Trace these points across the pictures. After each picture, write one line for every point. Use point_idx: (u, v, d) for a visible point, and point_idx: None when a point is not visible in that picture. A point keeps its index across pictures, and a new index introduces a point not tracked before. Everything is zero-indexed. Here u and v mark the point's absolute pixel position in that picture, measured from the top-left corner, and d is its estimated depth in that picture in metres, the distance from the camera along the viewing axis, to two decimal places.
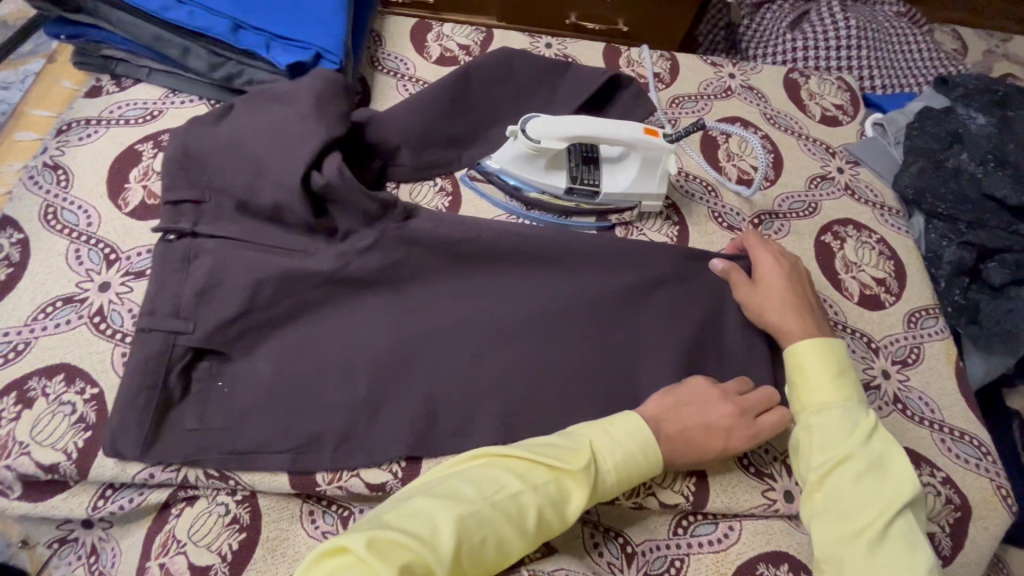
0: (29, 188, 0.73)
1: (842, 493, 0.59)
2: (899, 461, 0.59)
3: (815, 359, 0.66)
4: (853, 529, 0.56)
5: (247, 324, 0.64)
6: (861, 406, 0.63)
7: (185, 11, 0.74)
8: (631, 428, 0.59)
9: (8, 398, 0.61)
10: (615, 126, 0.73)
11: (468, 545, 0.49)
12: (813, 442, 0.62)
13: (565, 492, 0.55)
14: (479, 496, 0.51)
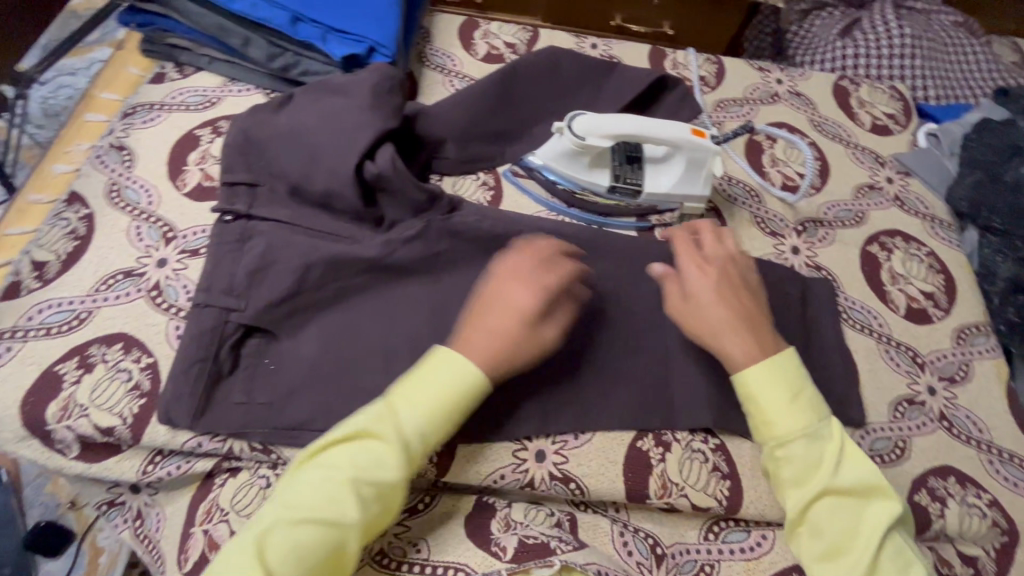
0: (95, 167, 0.77)
1: (829, 524, 0.56)
2: (868, 471, 0.58)
3: (763, 382, 0.60)
4: (845, 563, 0.55)
5: (296, 305, 0.67)
6: (820, 425, 0.59)
7: (249, 3, 0.77)
8: (434, 371, 0.57)
9: (70, 362, 0.64)
10: (662, 125, 0.73)
11: (319, 540, 0.51)
12: (787, 476, 0.58)
13: (388, 455, 0.54)
14: (319, 490, 0.53)
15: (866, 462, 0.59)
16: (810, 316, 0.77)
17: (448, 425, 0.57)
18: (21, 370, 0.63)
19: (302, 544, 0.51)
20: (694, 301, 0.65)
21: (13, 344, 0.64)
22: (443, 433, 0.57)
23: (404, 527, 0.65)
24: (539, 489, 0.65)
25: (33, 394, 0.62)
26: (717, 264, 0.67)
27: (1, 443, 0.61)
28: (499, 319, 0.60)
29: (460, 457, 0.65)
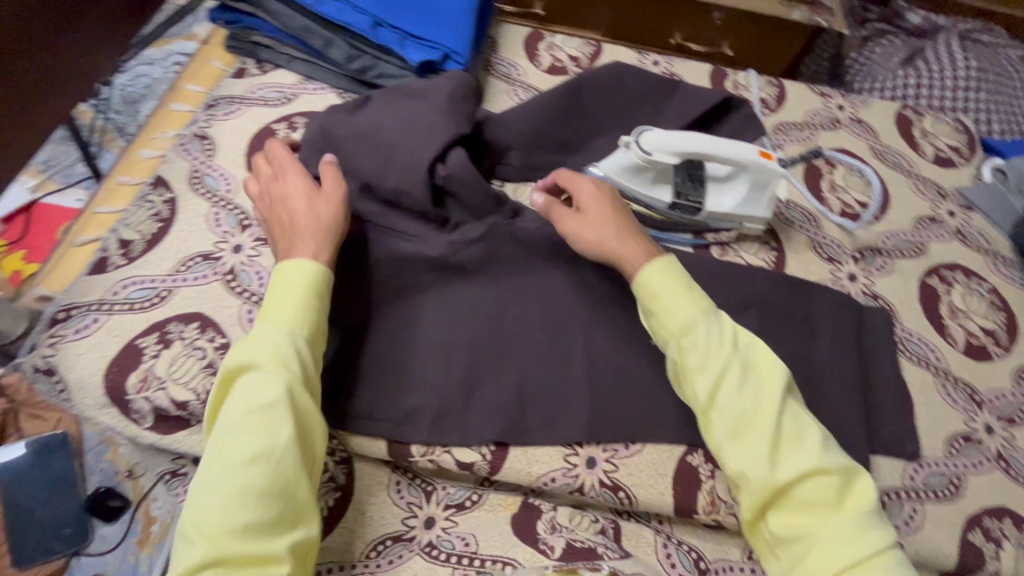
0: (179, 154, 0.81)
1: (734, 404, 0.58)
2: (757, 346, 0.62)
3: (664, 279, 0.63)
4: (753, 437, 0.57)
5: (364, 298, 0.70)
6: (715, 315, 0.62)
7: (334, 7, 0.81)
8: (287, 281, 0.61)
9: (150, 337, 0.67)
10: (729, 145, 0.74)
11: (265, 474, 0.52)
12: (691, 363, 0.60)
13: (286, 361, 0.56)
14: (231, 438, 0.53)
15: (758, 344, 0.63)
16: (864, 344, 0.77)
17: (320, 318, 0.61)
18: (105, 341, 0.67)
19: (248, 487, 0.51)
20: (586, 220, 0.68)
21: (99, 316, 0.68)
22: (317, 328, 0.61)
23: (452, 521, 0.68)
24: (587, 495, 0.66)
25: (116, 364, 0.66)
26: (593, 197, 0.69)
27: (83, 409, 0.65)
28: (308, 211, 0.65)
29: (514, 457, 0.66)
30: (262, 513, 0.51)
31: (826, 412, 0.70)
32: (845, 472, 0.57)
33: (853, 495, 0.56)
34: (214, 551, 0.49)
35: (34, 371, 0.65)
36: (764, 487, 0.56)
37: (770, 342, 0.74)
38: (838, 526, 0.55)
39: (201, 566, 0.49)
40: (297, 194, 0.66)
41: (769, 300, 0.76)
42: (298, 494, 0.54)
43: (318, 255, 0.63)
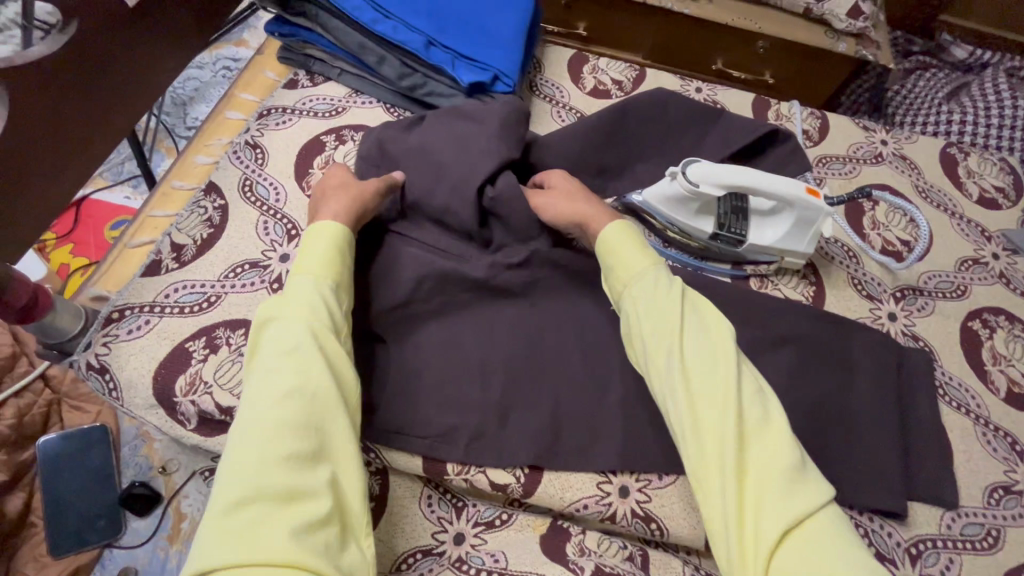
0: (231, 161, 0.83)
1: (665, 347, 0.57)
2: (703, 304, 0.61)
3: (625, 241, 0.65)
4: (701, 386, 0.55)
5: (407, 314, 0.71)
6: (669, 273, 0.63)
7: (390, 25, 0.83)
8: (317, 239, 0.64)
9: (199, 341, 0.69)
10: (776, 181, 0.74)
11: (301, 412, 0.52)
12: (634, 310, 0.61)
13: (316, 306, 0.58)
14: (267, 381, 0.53)
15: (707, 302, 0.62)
16: (903, 386, 0.76)
17: (346, 273, 0.64)
18: (156, 343, 0.69)
19: (287, 423, 0.51)
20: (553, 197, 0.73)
21: (150, 318, 0.70)
22: (343, 282, 0.63)
23: (481, 539, 0.68)
24: (618, 524, 0.67)
25: (165, 366, 0.67)
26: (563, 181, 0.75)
27: (131, 408, 0.67)
28: (341, 186, 0.71)
29: (548, 480, 0.67)
30: (299, 445, 0.50)
31: (862, 454, 0.70)
32: (768, 427, 0.53)
33: (769, 449, 0.52)
34: (259, 489, 0.47)
35: (86, 368, 0.67)
36: (687, 434, 0.54)
37: (807, 379, 0.73)
38: (762, 480, 0.51)
39: (246, 504, 0.47)
40: (339, 178, 0.73)
41: (808, 336, 0.76)
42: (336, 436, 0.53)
43: (343, 220, 0.67)
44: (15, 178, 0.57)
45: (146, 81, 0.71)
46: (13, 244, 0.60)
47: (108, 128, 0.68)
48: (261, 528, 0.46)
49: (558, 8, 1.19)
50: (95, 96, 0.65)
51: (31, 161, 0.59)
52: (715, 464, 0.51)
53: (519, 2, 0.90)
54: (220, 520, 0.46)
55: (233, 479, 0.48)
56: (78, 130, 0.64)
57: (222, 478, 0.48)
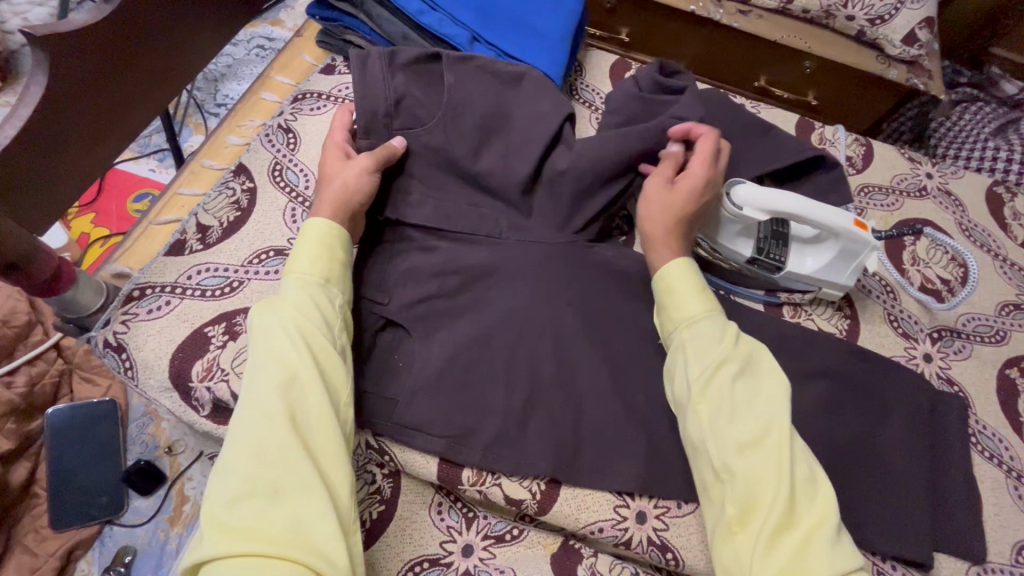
0: (263, 144, 0.81)
1: (720, 391, 0.56)
2: (757, 353, 0.61)
3: (679, 276, 0.64)
4: (751, 436, 0.54)
5: (432, 314, 0.69)
6: (722, 316, 0.63)
7: (436, 17, 0.83)
8: (307, 235, 0.63)
9: (218, 326, 0.68)
10: (824, 210, 0.71)
11: (291, 409, 0.51)
12: (685, 348, 0.60)
13: (304, 305, 0.57)
14: (256, 380, 0.53)
15: (759, 347, 0.62)
16: (935, 432, 0.73)
17: (339, 268, 0.63)
18: (175, 325, 0.67)
19: (278, 420, 0.50)
20: (675, 200, 0.68)
21: (171, 299, 0.69)
22: (336, 276, 0.62)
23: (490, 553, 0.66)
24: (633, 550, 0.65)
25: (182, 350, 0.66)
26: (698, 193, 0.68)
27: (145, 389, 0.66)
28: (331, 172, 0.68)
29: (564, 500, 0.65)
30: (283, 441, 0.49)
31: (888, 499, 0.68)
32: (816, 485, 0.53)
33: (820, 507, 0.52)
34: (252, 486, 0.47)
35: (104, 346, 0.66)
36: (738, 479, 0.53)
37: (837, 416, 0.71)
38: (814, 537, 0.50)
39: (242, 500, 0.47)
40: (332, 158, 0.70)
41: (840, 371, 0.74)
42: (327, 432, 0.52)
43: (334, 217, 0.65)
44: (50, 148, 0.56)
45: (186, 58, 0.70)
46: (40, 215, 0.59)
47: (145, 103, 0.67)
48: (257, 523, 0.46)
49: (600, 11, 1.17)
50: (135, 69, 0.63)
51: (65, 131, 0.57)
52: (756, 512, 0.52)
53: (569, 2, 0.87)
54: (217, 515, 0.46)
55: (229, 475, 0.48)
56: (115, 103, 0.62)
57: (217, 477, 0.48)
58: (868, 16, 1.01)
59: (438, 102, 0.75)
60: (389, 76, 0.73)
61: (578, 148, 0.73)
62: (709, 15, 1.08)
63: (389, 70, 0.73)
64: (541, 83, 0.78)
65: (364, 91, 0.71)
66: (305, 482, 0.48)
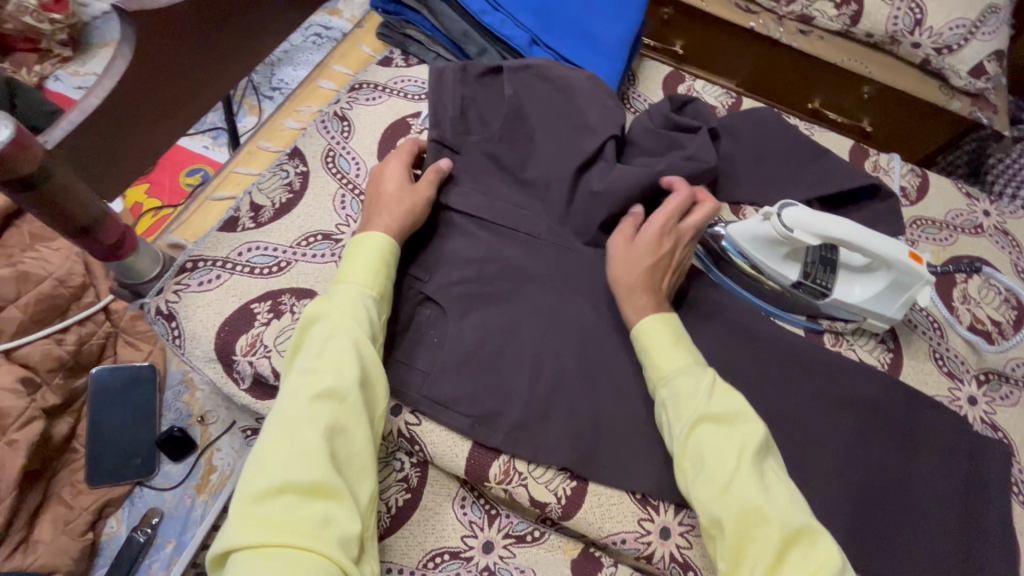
0: (318, 130, 0.83)
1: (698, 452, 0.57)
2: (735, 405, 0.58)
3: (657, 331, 0.64)
4: (733, 491, 0.54)
5: (471, 309, 0.70)
6: (703, 368, 0.62)
7: (498, 17, 0.84)
8: (364, 246, 0.63)
9: (264, 304, 0.69)
10: (877, 241, 0.68)
11: (333, 416, 0.52)
12: (667, 410, 0.61)
13: (358, 315, 0.59)
14: (304, 382, 0.54)
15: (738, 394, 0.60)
16: (975, 478, 0.71)
17: (390, 284, 0.64)
18: (223, 299, 0.69)
19: (319, 425, 0.51)
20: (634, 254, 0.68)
21: (221, 274, 0.71)
22: (386, 293, 0.63)
23: (510, 552, 0.67)
24: (654, 564, 0.64)
25: (229, 323, 0.68)
26: (660, 240, 0.69)
27: (191, 359, 0.68)
28: (396, 198, 0.68)
29: (589, 507, 0.65)
30: (325, 444, 0.50)
31: (917, 541, 0.67)
32: (809, 536, 0.52)
33: (814, 559, 0.51)
34: (286, 484, 0.48)
35: (155, 313, 0.68)
36: (724, 537, 0.54)
37: (870, 451, 0.70)
38: None
39: (275, 495, 0.48)
40: (392, 180, 0.70)
41: (879, 404, 0.72)
42: (362, 446, 0.53)
43: (389, 239, 0.65)
44: (127, 120, 0.59)
45: (254, 39, 0.72)
46: (112, 182, 0.61)
47: (214, 81, 0.69)
48: (288, 519, 0.47)
49: (656, 22, 1.18)
50: (207, 48, 0.65)
51: (141, 107, 0.60)
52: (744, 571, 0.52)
53: (630, 11, 0.87)
54: (249, 505, 0.47)
55: (268, 467, 0.49)
56: (191, 79, 0.65)
57: (254, 466, 0.50)
58: (935, 44, 0.99)
59: (500, 112, 0.79)
60: (460, 86, 0.77)
61: (624, 167, 0.73)
62: (767, 33, 1.07)
63: (460, 79, 0.78)
64: (596, 92, 0.78)
65: (436, 97, 0.75)
66: (336, 488, 0.49)
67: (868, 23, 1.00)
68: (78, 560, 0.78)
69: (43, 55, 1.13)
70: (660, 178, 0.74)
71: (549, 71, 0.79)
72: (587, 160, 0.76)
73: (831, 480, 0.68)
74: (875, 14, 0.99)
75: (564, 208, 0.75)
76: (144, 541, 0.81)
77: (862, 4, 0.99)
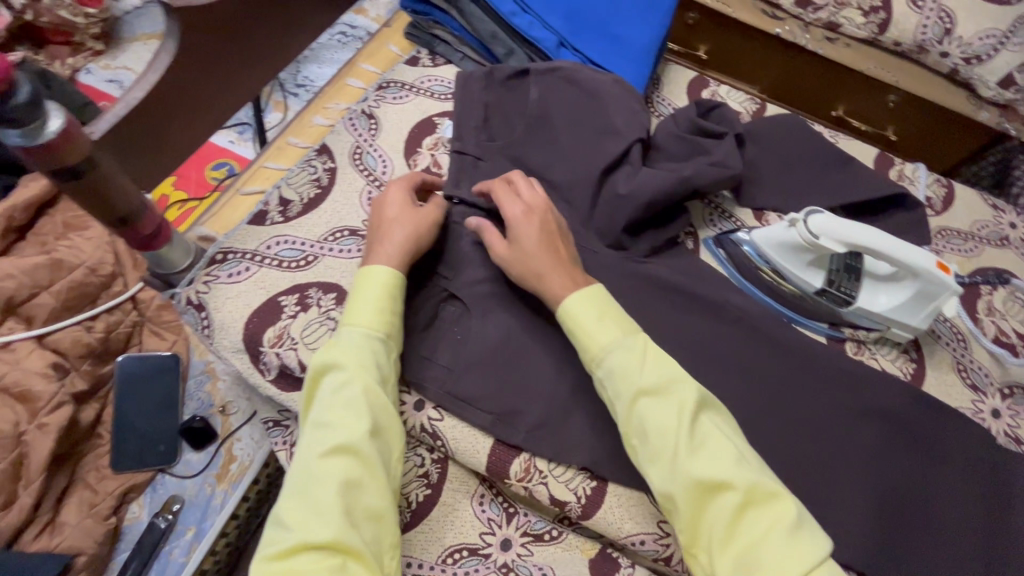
0: (346, 127, 0.84)
1: (642, 429, 0.56)
2: (669, 375, 0.57)
3: (582, 305, 0.61)
4: (679, 464, 0.53)
5: (495, 308, 0.70)
6: (636, 338, 0.60)
7: (527, 19, 0.85)
8: (369, 284, 0.61)
9: (291, 297, 0.70)
10: (903, 250, 0.68)
11: (346, 469, 0.50)
12: (605, 389, 0.59)
13: (365, 360, 0.56)
14: (314, 436, 0.52)
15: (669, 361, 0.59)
16: (998, 491, 0.70)
17: (399, 320, 0.62)
18: (252, 291, 0.70)
19: (332, 482, 0.49)
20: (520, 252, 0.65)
21: (250, 266, 0.72)
22: (395, 330, 0.61)
23: (528, 550, 0.67)
24: (671, 566, 0.65)
25: (257, 315, 0.69)
26: (537, 197, 0.68)
27: (219, 349, 0.69)
28: (400, 222, 0.66)
29: (609, 507, 0.65)
30: (339, 502, 0.48)
31: (938, 552, 0.66)
32: (755, 497, 0.52)
33: (763, 519, 0.51)
34: (303, 545, 0.46)
35: (186, 303, 0.70)
36: (678, 512, 0.54)
37: (892, 461, 0.70)
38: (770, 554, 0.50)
39: (292, 562, 0.46)
40: (393, 203, 0.68)
41: (901, 414, 0.72)
42: (378, 494, 0.51)
43: (397, 267, 0.63)
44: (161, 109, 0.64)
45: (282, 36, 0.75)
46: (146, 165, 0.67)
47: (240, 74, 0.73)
48: None
49: (680, 27, 1.18)
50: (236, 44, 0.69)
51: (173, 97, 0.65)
52: (705, 538, 0.53)
53: (659, 15, 0.88)
54: (267, 574, 0.45)
55: (283, 533, 0.47)
56: (223, 74, 0.70)
57: (270, 532, 0.48)
58: (964, 54, 0.97)
59: (527, 113, 0.79)
60: (485, 91, 0.80)
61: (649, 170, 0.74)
62: (794, 39, 1.07)
63: (484, 88, 0.80)
64: (623, 95, 0.79)
65: (461, 106, 0.79)
66: (353, 548, 0.47)
67: (896, 31, 1.00)
68: (102, 544, 0.79)
69: (76, 48, 1.15)
70: (685, 181, 0.74)
71: (577, 73, 0.80)
72: (613, 163, 0.76)
73: (851, 489, 0.67)
74: (903, 23, 0.99)
75: (588, 210, 0.76)
76: (165, 527, 0.81)
77: (890, 13, 0.99)
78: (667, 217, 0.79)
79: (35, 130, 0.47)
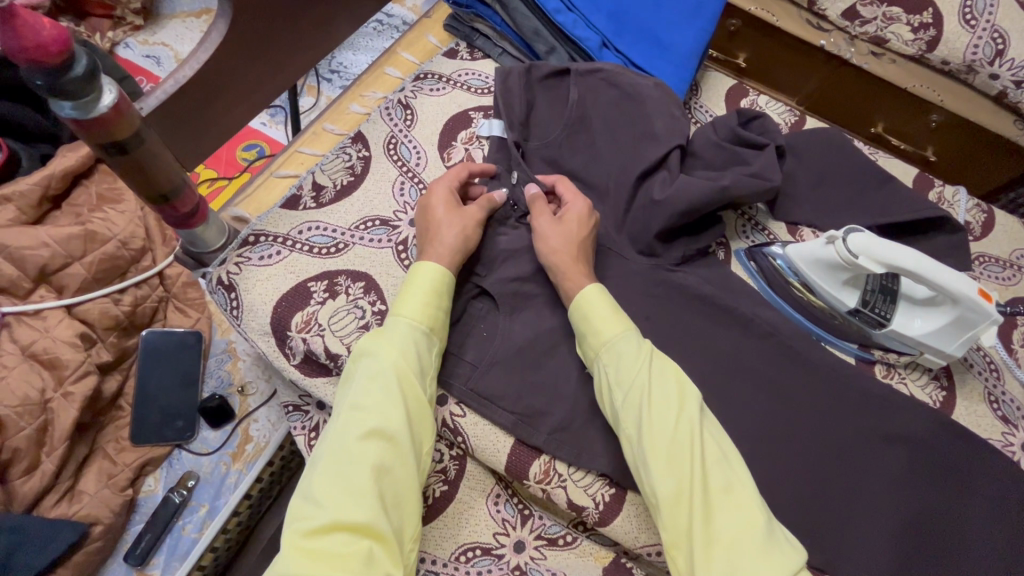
0: (382, 117, 0.84)
1: (637, 418, 0.55)
2: (673, 372, 0.58)
3: (598, 299, 0.62)
4: (669, 454, 0.52)
5: (522, 308, 0.70)
6: (642, 338, 0.61)
7: (571, 18, 0.84)
8: (418, 279, 0.61)
9: (320, 283, 0.71)
10: (953, 279, 0.65)
11: (381, 454, 0.50)
12: (607, 379, 0.59)
13: (407, 349, 0.57)
14: (351, 417, 0.52)
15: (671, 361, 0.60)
16: None
17: (443, 317, 0.62)
18: (282, 275, 0.71)
19: (366, 465, 0.49)
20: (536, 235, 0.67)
21: (281, 250, 0.72)
22: (438, 324, 0.61)
23: (541, 553, 0.67)
24: None
25: (285, 299, 0.69)
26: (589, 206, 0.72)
27: (246, 331, 0.69)
28: (448, 220, 0.67)
29: (626, 515, 0.64)
30: (371, 486, 0.48)
31: None
32: (737, 496, 0.51)
33: (744, 519, 0.50)
34: (337, 522, 0.46)
35: (216, 283, 0.70)
36: (661, 506, 0.51)
37: (914, 488, 0.68)
38: (745, 548, 0.48)
39: (319, 537, 0.45)
40: (440, 204, 0.68)
41: (929, 441, 0.70)
42: (408, 483, 0.51)
43: (446, 263, 0.64)
44: (199, 84, 0.64)
45: (321, 19, 0.75)
46: (182, 139, 0.68)
47: (281, 54, 0.73)
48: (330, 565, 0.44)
49: (721, 34, 1.18)
50: (278, 23, 0.69)
51: (212, 74, 0.65)
52: (685, 538, 0.50)
53: (704, 20, 0.86)
54: (297, 544, 0.45)
55: (313, 508, 0.47)
56: (270, 58, 0.71)
57: (301, 506, 0.48)
58: (1015, 77, 0.95)
59: (565, 114, 0.79)
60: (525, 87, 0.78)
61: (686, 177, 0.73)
62: (838, 52, 1.06)
63: (525, 83, 0.79)
64: (665, 99, 0.78)
65: (503, 98, 0.77)
66: (380, 533, 0.47)
67: (946, 50, 0.97)
68: (118, 514, 0.80)
69: (117, 22, 1.16)
70: (723, 190, 0.72)
71: (619, 77, 0.79)
72: (649, 168, 0.75)
73: (873, 512, 0.66)
74: (954, 43, 0.96)
75: (621, 215, 0.76)
76: (180, 502, 0.82)
77: (940, 31, 0.96)
78: (700, 227, 0.79)
79: (89, 103, 0.49)
